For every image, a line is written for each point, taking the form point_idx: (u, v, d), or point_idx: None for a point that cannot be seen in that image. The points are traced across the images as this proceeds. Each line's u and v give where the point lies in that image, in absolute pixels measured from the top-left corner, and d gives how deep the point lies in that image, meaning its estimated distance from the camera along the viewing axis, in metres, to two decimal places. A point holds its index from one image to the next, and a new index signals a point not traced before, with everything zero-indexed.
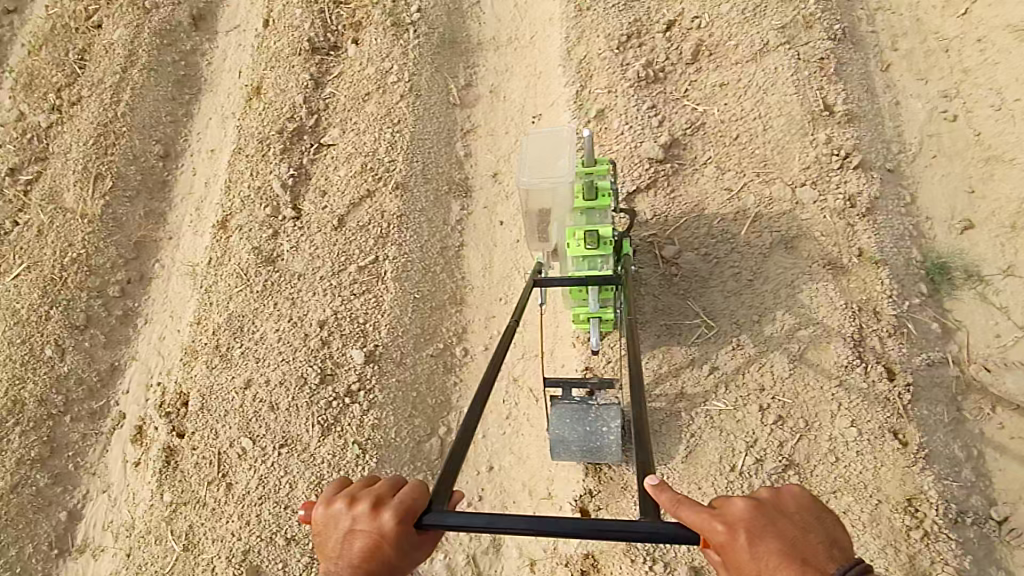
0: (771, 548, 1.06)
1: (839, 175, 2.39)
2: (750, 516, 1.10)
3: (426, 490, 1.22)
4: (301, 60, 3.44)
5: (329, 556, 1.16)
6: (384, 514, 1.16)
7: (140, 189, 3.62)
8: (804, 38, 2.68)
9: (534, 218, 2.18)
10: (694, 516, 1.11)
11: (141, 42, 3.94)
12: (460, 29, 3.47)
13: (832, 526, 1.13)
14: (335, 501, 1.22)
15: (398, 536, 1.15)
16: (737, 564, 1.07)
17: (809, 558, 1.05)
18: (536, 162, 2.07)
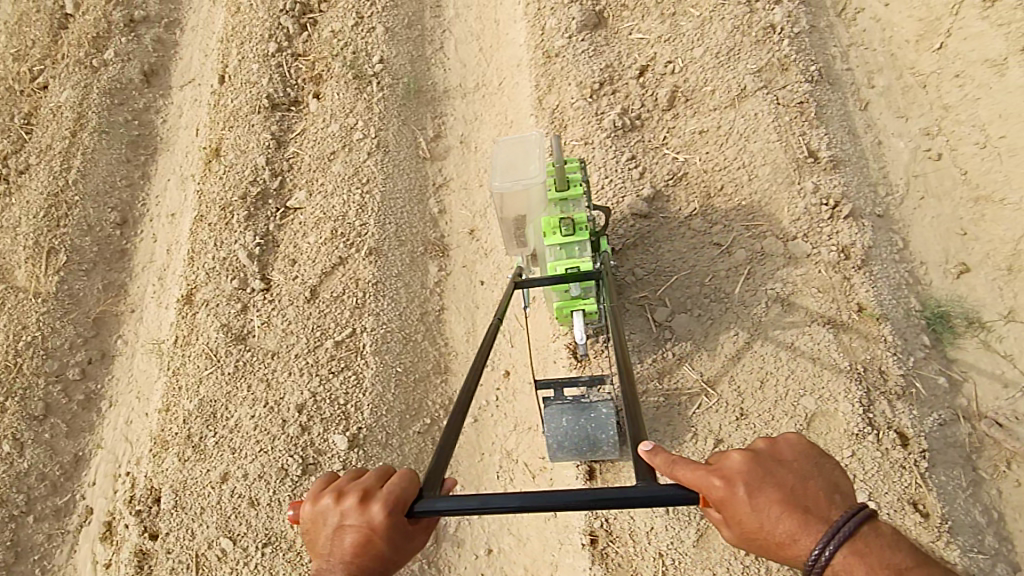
0: (772, 499, 1.04)
1: (830, 225, 2.33)
2: (747, 469, 1.08)
3: (415, 479, 1.21)
4: (261, 118, 3.29)
5: (322, 553, 1.18)
6: (372, 507, 1.16)
7: (97, 261, 3.41)
8: (781, 81, 2.61)
9: (511, 223, 2.19)
10: (690, 475, 1.10)
11: (90, 103, 3.75)
12: (425, 78, 3.36)
13: (833, 472, 1.11)
14: (323, 496, 1.22)
15: (388, 529, 1.15)
16: (738, 518, 1.06)
17: (812, 508, 1.03)
18: (507, 168, 2.05)
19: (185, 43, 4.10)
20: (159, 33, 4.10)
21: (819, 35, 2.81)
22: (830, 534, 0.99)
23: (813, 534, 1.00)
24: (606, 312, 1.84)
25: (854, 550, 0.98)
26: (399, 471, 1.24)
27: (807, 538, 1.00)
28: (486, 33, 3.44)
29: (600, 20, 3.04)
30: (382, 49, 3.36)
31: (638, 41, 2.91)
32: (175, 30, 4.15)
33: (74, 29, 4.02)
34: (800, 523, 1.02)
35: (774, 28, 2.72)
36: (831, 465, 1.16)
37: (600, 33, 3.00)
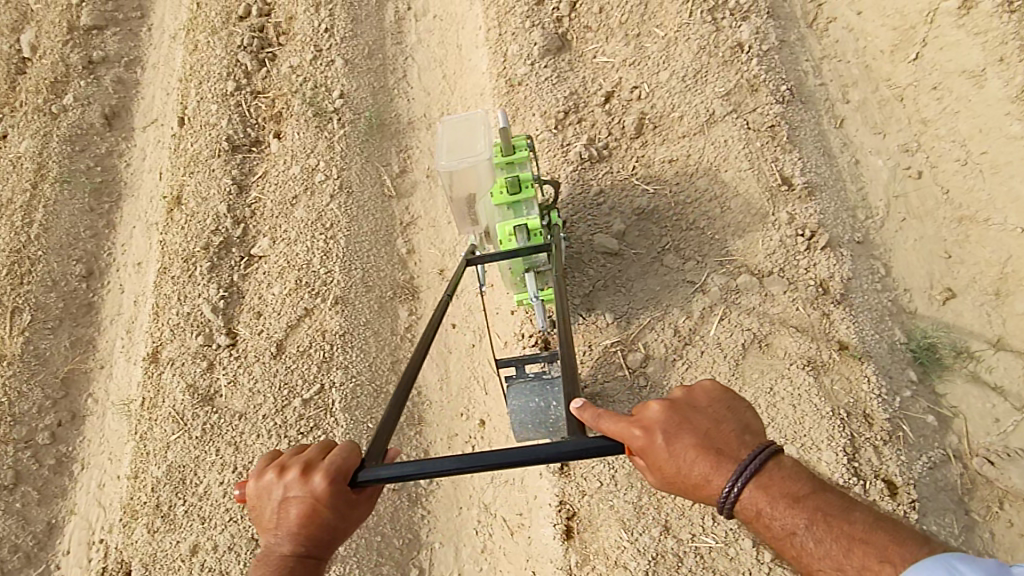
0: (687, 443, 1.21)
1: (806, 258, 2.23)
2: (665, 419, 1.25)
3: (356, 450, 1.38)
4: (221, 162, 3.19)
5: (270, 524, 1.32)
6: (314, 477, 1.31)
7: (64, 317, 3.31)
8: (750, 104, 2.50)
9: (462, 200, 2.26)
10: (615, 428, 1.27)
11: (50, 151, 3.65)
12: (388, 110, 3.25)
13: (746, 415, 1.28)
14: (267, 473, 1.36)
15: (331, 497, 1.30)
16: (659, 463, 1.22)
17: (724, 449, 1.20)
18: (453, 146, 2.18)
19: (147, 82, 4.00)
20: (119, 73, 4.00)
21: (790, 50, 2.70)
22: (738, 471, 1.15)
23: (724, 473, 1.16)
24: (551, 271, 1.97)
25: (760, 485, 1.14)
26: (338, 445, 1.40)
27: (719, 477, 1.17)
28: (449, 60, 3.34)
29: (563, 43, 2.93)
30: (342, 83, 3.25)
31: (602, 65, 2.80)
32: (135, 68, 4.05)
33: (32, 75, 3.93)
34: (713, 463, 1.18)
35: (741, 47, 2.61)
36: (747, 407, 1.32)
37: (563, 58, 2.90)
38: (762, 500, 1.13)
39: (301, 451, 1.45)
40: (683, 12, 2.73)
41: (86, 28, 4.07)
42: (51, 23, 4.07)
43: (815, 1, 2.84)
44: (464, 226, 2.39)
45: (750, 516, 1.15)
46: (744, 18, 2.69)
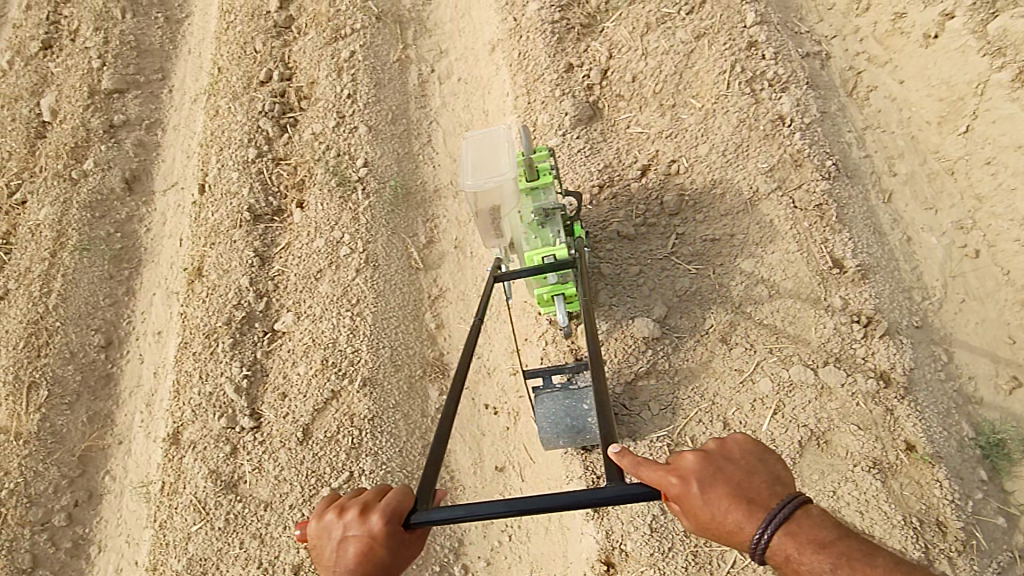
0: (721, 491, 1.17)
1: (863, 347, 2.12)
2: (700, 467, 1.21)
3: (410, 492, 1.36)
4: (243, 232, 3.12)
5: (327, 565, 1.27)
6: (372, 517, 1.29)
7: (82, 390, 3.21)
8: (794, 180, 2.42)
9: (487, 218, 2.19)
10: (649, 473, 1.24)
11: (70, 218, 3.60)
12: (414, 177, 3.18)
13: (779, 465, 1.23)
14: (324, 513, 1.33)
15: (388, 535, 1.27)
16: (693, 510, 1.18)
17: (757, 498, 1.15)
18: (477, 165, 2.11)
19: (167, 144, 3.97)
20: (140, 136, 3.97)
21: (832, 121, 2.62)
22: (770, 518, 1.11)
23: (757, 520, 1.12)
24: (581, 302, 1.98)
25: (789, 531, 1.10)
26: (394, 487, 1.38)
27: (751, 524, 1.12)
28: (475, 125, 3.27)
29: (594, 111, 2.86)
30: (366, 150, 3.18)
31: (636, 135, 2.73)
32: (156, 131, 4.02)
33: (53, 140, 3.91)
34: (745, 511, 1.14)
35: (782, 119, 2.53)
36: (782, 459, 1.27)
37: (595, 127, 2.82)
38: (793, 546, 1.09)
39: (354, 495, 1.42)
40: (719, 82, 2.66)
41: (108, 91, 4.06)
42: (72, 88, 4.06)
43: (854, 68, 2.78)
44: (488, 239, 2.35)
45: (782, 564, 1.10)
46: (782, 89, 2.62)
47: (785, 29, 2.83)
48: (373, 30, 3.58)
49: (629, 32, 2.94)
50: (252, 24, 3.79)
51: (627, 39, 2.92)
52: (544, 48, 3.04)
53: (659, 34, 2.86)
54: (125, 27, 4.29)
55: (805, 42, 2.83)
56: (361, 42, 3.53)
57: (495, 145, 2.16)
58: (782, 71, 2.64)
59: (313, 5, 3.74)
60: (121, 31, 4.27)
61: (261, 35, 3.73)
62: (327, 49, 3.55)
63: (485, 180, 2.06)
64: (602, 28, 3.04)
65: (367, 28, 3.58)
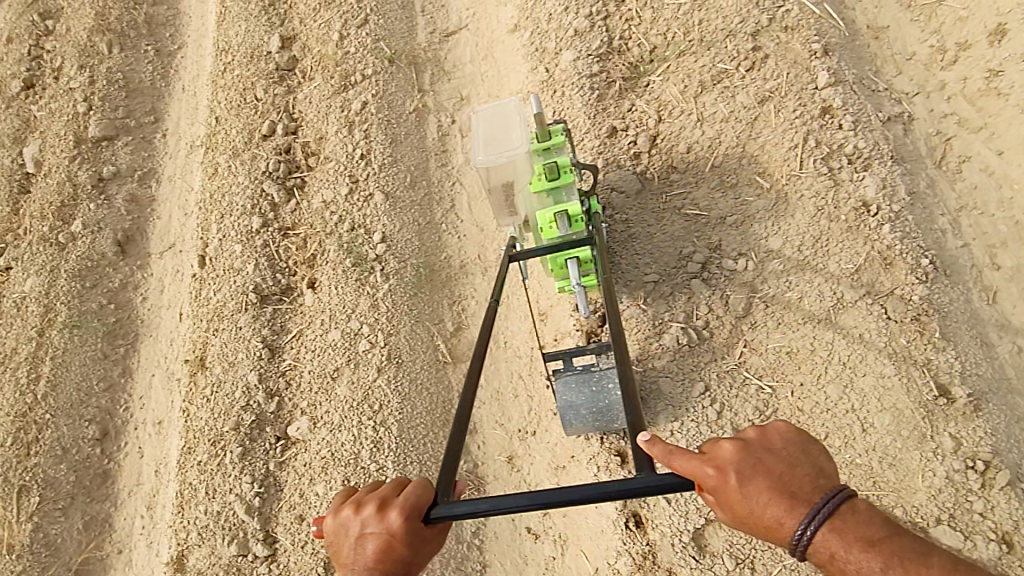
0: (761, 485, 1.17)
1: (981, 501, 1.81)
2: (738, 458, 1.21)
3: (430, 485, 1.34)
4: (249, 318, 2.81)
5: (344, 563, 1.28)
6: (391, 514, 1.28)
7: (76, 492, 2.94)
8: (885, 283, 2.09)
9: (500, 194, 2.14)
10: (684, 464, 1.23)
11: (58, 290, 3.28)
12: (437, 250, 2.86)
13: (823, 457, 1.22)
14: (342, 509, 1.33)
15: (407, 532, 1.26)
16: (730, 502, 1.19)
17: (799, 491, 1.16)
18: (491, 140, 2.04)
19: (162, 198, 3.64)
20: (132, 189, 3.63)
21: (922, 203, 2.29)
22: (812, 513, 1.12)
23: (799, 516, 1.12)
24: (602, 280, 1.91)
25: (834, 528, 1.11)
26: (414, 481, 1.36)
27: (792, 519, 1.13)
28: None
29: (643, 184, 2.52)
30: (383, 222, 2.85)
31: (692, 217, 2.39)
32: (149, 182, 3.68)
33: (37, 196, 3.57)
34: (786, 507, 1.14)
35: (866, 206, 2.20)
36: (824, 449, 1.27)
37: (644, 204, 2.49)
38: (836, 543, 1.10)
39: (375, 488, 1.42)
40: (791, 160, 2.32)
41: (95, 139, 3.70)
42: (56, 136, 3.71)
43: (941, 133, 2.42)
44: (502, 219, 2.27)
45: (825, 560, 1.11)
46: (863, 165, 2.27)
47: (861, 87, 2.47)
48: (386, 75, 3.23)
49: (680, 92, 2.59)
50: (251, 66, 3.43)
51: (678, 100, 2.57)
52: (582, 106, 2.70)
53: (716, 95, 2.51)
54: (113, 62, 3.92)
55: (884, 102, 2.48)
56: (374, 90, 3.18)
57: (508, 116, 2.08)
58: (865, 144, 2.29)
59: (319, 45, 3.39)
60: (107, 68, 3.90)
61: (261, 79, 3.38)
62: (336, 98, 3.20)
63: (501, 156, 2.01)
64: (647, 82, 2.68)
65: (379, 74, 3.23)
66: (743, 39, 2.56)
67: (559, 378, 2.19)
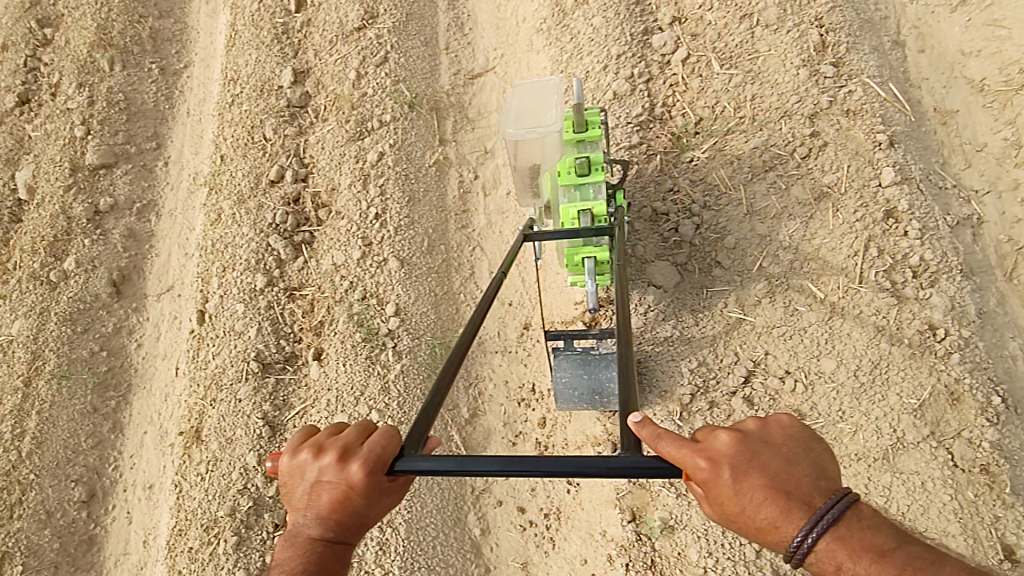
0: (756, 481, 1.03)
1: None
2: (733, 450, 1.06)
3: (395, 435, 1.24)
4: (249, 390, 2.64)
5: (298, 507, 1.21)
6: (351, 465, 1.18)
7: (61, 559, 2.80)
8: (952, 422, 1.89)
9: (525, 169, 2.23)
10: (672, 451, 1.08)
11: (47, 335, 3.11)
12: (453, 323, 2.69)
13: (824, 453, 1.09)
14: (300, 451, 1.24)
15: (366, 486, 1.18)
16: (720, 498, 1.05)
17: (799, 493, 1.02)
18: (524, 115, 2.10)
19: (163, 234, 3.47)
20: (130, 223, 3.45)
21: (992, 324, 2.07)
22: (813, 518, 0.99)
23: (799, 521, 0.99)
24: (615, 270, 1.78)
25: (839, 536, 0.98)
26: (381, 428, 1.26)
27: (789, 524, 1.00)
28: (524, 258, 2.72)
29: (682, 275, 2.31)
30: (397, 292, 2.65)
31: (735, 321, 2.20)
32: (148, 216, 3.51)
33: (28, 227, 3.37)
34: (782, 509, 1.01)
35: (932, 329, 1.99)
36: (823, 444, 1.13)
37: (684, 299, 2.28)
38: (842, 553, 0.98)
39: (339, 429, 1.32)
40: (849, 269, 2.11)
41: (93, 167, 3.51)
42: (51, 161, 3.51)
43: (1014, 240, 2.18)
44: (525, 195, 2.36)
45: (826, 568, 0.99)
46: (929, 280, 2.05)
47: (928, 184, 2.25)
48: (406, 122, 3.00)
49: (728, 176, 2.37)
50: (260, 101, 3.20)
51: (725, 185, 2.36)
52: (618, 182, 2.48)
53: (766, 185, 2.30)
54: (114, 82, 3.71)
55: (953, 202, 2.25)
56: (392, 139, 2.95)
57: (544, 94, 2.13)
58: (933, 256, 2.06)
59: (334, 83, 3.16)
60: (108, 87, 3.69)
61: (270, 117, 3.15)
62: (350, 146, 2.97)
63: (530, 132, 2.05)
64: (690, 158, 2.44)
65: (398, 121, 3.00)
66: (800, 121, 2.34)
67: (558, 354, 2.28)
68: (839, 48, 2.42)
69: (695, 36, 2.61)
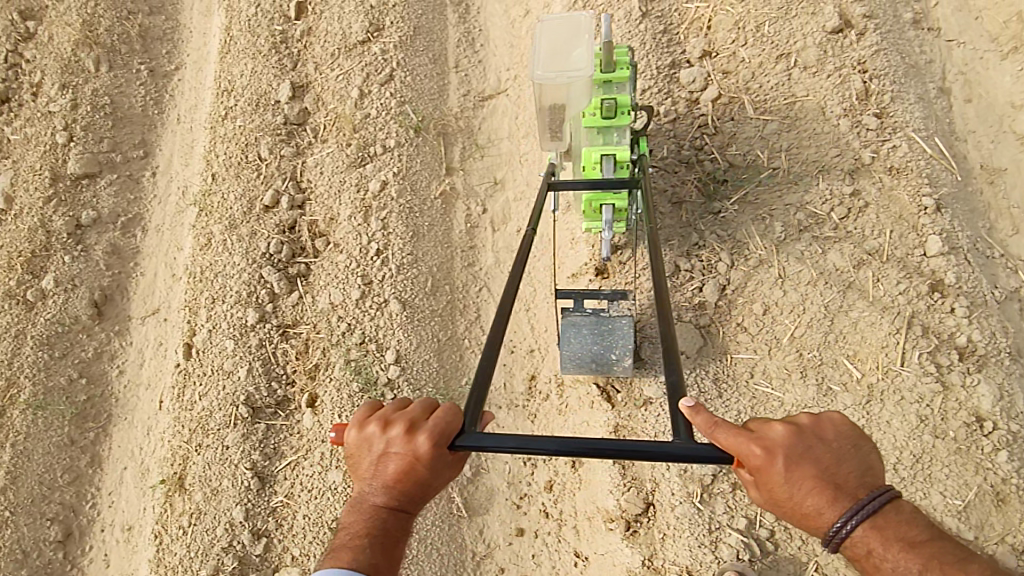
0: (808, 473, 1.15)
1: None
2: (789, 442, 1.17)
3: (458, 411, 1.35)
4: (237, 437, 2.48)
5: (367, 473, 1.36)
6: (417, 438, 1.31)
7: None
8: (998, 527, 1.75)
9: (547, 112, 2.04)
10: (729, 439, 1.18)
11: (22, 360, 2.93)
12: (456, 370, 2.55)
13: (868, 453, 1.21)
14: (368, 425, 1.37)
15: (431, 458, 1.30)
16: (770, 484, 1.16)
17: (842, 484, 1.15)
18: (551, 55, 1.92)
19: (148, 251, 3.29)
20: (113, 238, 3.26)
21: None
22: (856, 509, 1.12)
23: (840, 510, 1.13)
24: (647, 226, 1.80)
25: (875, 525, 1.12)
26: (444, 405, 1.37)
27: (832, 512, 1.13)
28: (537, 305, 2.57)
29: (706, 339, 2.15)
30: (398, 338, 2.49)
31: (763, 396, 2.05)
32: (133, 231, 3.32)
33: (4, 240, 3.17)
34: (828, 498, 1.14)
35: (979, 422, 1.84)
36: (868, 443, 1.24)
37: (706, 366, 2.12)
38: (876, 540, 1.12)
39: (401, 404, 1.45)
40: (891, 348, 1.95)
41: (75, 177, 3.30)
42: (30, 169, 3.30)
43: None
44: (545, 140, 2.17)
45: (859, 552, 1.14)
46: (975, 364, 1.89)
47: (976, 252, 2.07)
48: (411, 148, 2.81)
49: (759, 233, 2.19)
50: (255, 117, 3.00)
51: (755, 244, 2.18)
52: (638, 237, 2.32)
53: (802, 245, 2.13)
54: (100, 83, 3.49)
55: (1000, 273, 2.08)
56: (395, 167, 2.76)
57: (575, 33, 1.94)
58: (982, 338, 1.90)
59: (335, 100, 2.96)
60: (93, 89, 3.47)
61: (266, 134, 2.95)
62: (351, 172, 2.78)
63: (558, 75, 1.88)
64: (718, 209, 2.27)
65: (403, 146, 2.80)
66: (840, 177, 2.15)
67: (566, 316, 2.12)
68: (883, 96, 2.22)
69: (726, 74, 2.43)
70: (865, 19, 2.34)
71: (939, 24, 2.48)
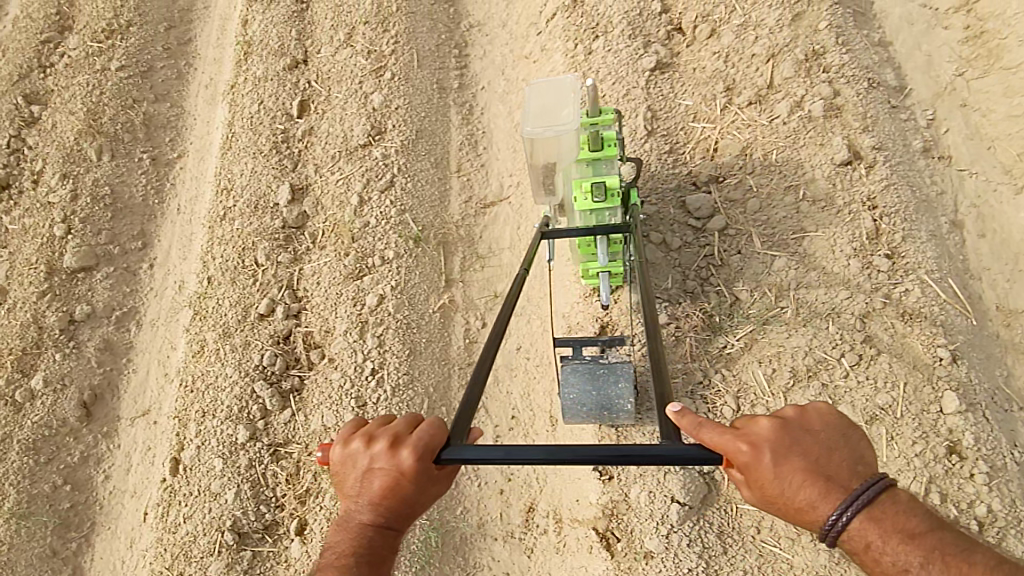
0: (797, 465, 1.07)
1: None
2: (775, 436, 1.10)
3: (443, 426, 1.26)
4: (220, 566, 2.38)
5: (352, 493, 1.25)
6: (401, 452, 1.21)
7: None
8: None
9: (540, 171, 1.99)
10: (713, 438, 1.12)
11: (7, 466, 2.85)
12: (451, 499, 2.40)
13: (861, 444, 1.13)
14: (353, 441, 1.28)
15: (416, 472, 1.20)
16: (759, 481, 1.09)
17: (835, 475, 1.07)
18: (538, 113, 1.89)
19: (141, 346, 3.23)
20: (107, 334, 3.21)
21: None
22: (849, 500, 1.04)
23: (833, 501, 1.05)
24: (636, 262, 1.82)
25: (871, 516, 1.04)
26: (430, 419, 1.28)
27: (826, 505, 1.05)
28: (540, 436, 2.46)
29: (710, 487, 2.12)
30: None
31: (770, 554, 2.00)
32: (127, 325, 3.27)
33: None
34: (821, 490, 1.06)
35: None
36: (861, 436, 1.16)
37: (710, 518, 2.09)
38: (873, 532, 1.04)
39: (388, 420, 1.36)
40: None
41: (71, 270, 3.26)
42: (25, 262, 3.27)
43: None
44: (538, 197, 2.13)
45: (856, 546, 1.05)
46: (994, 538, 1.77)
47: (994, 407, 1.96)
48: (410, 261, 2.75)
49: (765, 377, 2.11)
50: (254, 219, 2.96)
51: (762, 388, 2.10)
52: None
53: (811, 395, 2.04)
54: (102, 173, 3.49)
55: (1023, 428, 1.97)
56: (393, 280, 2.70)
57: (561, 93, 1.93)
58: (1002, 508, 1.79)
59: (334, 206, 2.92)
60: (94, 180, 3.47)
61: (263, 239, 2.90)
62: (348, 285, 2.73)
63: (546, 131, 1.85)
64: (723, 346, 2.20)
65: (401, 258, 2.75)
66: (851, 321, 2.08)
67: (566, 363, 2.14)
68: (894, 236, 2.15)
69: (732, 203, 2.37)
70: (874, 152, 2.29)
71: (949, 152, 2.43)
